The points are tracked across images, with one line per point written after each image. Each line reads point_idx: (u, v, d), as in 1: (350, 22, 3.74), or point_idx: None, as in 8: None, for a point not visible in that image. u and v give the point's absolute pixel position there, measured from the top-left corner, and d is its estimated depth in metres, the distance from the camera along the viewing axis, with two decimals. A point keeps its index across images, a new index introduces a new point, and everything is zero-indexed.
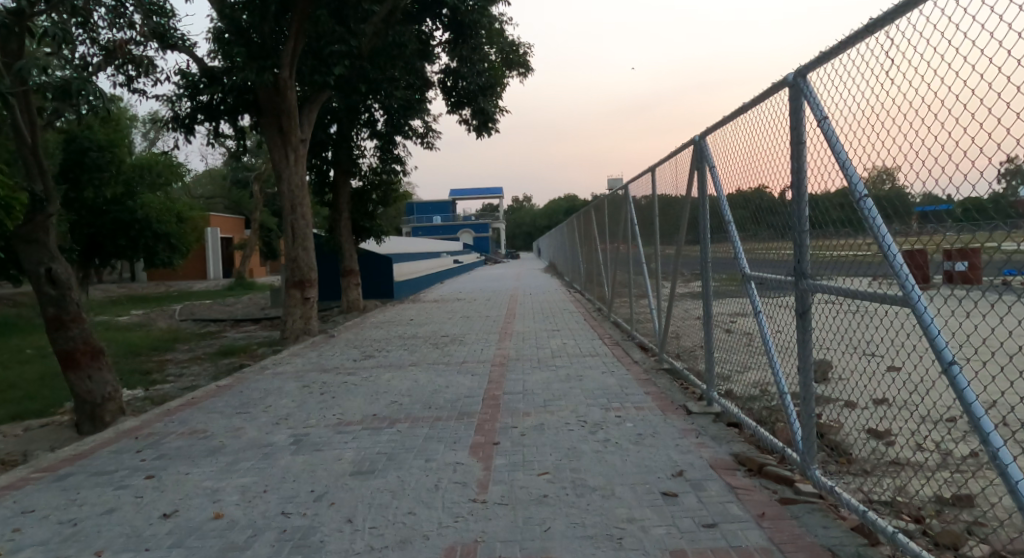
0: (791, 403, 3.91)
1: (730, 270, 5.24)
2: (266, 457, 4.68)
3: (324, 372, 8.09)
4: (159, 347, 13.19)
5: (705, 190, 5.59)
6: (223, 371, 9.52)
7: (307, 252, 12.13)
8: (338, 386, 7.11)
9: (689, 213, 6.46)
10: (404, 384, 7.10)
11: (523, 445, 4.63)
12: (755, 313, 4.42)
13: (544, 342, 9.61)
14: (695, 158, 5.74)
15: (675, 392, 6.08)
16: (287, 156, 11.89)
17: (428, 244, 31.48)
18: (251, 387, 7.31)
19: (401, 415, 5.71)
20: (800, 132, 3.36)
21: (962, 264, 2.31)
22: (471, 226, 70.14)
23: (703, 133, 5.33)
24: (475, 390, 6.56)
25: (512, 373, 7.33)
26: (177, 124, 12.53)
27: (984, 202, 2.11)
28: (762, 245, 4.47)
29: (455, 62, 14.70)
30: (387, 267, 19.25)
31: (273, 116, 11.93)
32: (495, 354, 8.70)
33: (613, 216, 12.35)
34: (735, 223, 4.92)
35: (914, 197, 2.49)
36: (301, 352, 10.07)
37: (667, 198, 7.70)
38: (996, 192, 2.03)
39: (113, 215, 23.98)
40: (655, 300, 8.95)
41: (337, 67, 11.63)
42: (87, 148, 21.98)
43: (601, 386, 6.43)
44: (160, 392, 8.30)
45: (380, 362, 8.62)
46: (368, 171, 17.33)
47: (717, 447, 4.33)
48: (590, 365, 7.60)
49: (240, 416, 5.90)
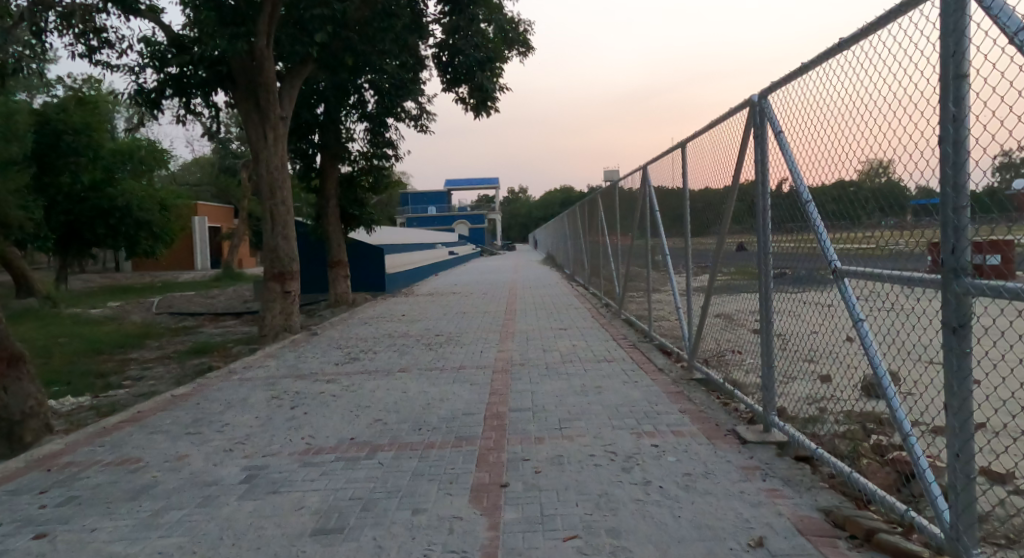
0: (919, 446, 2.73)
1: (797, 268, 4.12)
2: (204, 503, 3.60)
3: (300, 379, 7.00)
4: (127, 344, 12.06)
5: (765, 171, 4.33)
6: (187, 374, 8.42)
7: (287, 241, 11.02)
8: (312, 399, 6.03)
9: (735, 196, 5.24)
10: (391, 396, 6.04)
11: (539, 489, 3.59)
12: (853, 322, 3.20)
13: (551, 344, 8.55)
14: (746, 127, 4.53)
15: (717, 411, 5.00)
16: (264, 136, 10.72)
17: (423, 235, 30.33)
18: (211, 398, 6.22)
19: (384, 441, 4.62)
20: (964, 60, 2.21)
21: (996, 258, 2.15)
22: (467, 217, 68.92)
23: (764, 92, 4.15)
24: (473, 406, 5.52)
25: (518, 384, 6.24)
26: (143, 100, 11.27)
27: (981, 196, 2.19)
28: (853, 231, 3.25)
29: (451, 36, 13.57)
30: (377, 257, 18.14)
31: (248, 91, 10.72)
32: (496, 359, 7.62)
33: (622, 205, 11.22)
34: (815, 203, 3.69)
35: (911, 191, 2.69)
36: (278, 352, 8.98)
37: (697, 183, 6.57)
38: (992, 187, 2.10)
39: (92, 202, 22.72)
40: (680, 297, 7.82)
41: (318, 32, 10.46)
42: (61, 131, 20.54)
43: (625, 402, 5.38)
44: (110, 400, 7.19)
45: (365, 367, 7.53)
46: (358, 155, 16.18)
47: (798, 499, 3.28)
48: (606, 373, 6.52)
49: (187, 439, 4.81)
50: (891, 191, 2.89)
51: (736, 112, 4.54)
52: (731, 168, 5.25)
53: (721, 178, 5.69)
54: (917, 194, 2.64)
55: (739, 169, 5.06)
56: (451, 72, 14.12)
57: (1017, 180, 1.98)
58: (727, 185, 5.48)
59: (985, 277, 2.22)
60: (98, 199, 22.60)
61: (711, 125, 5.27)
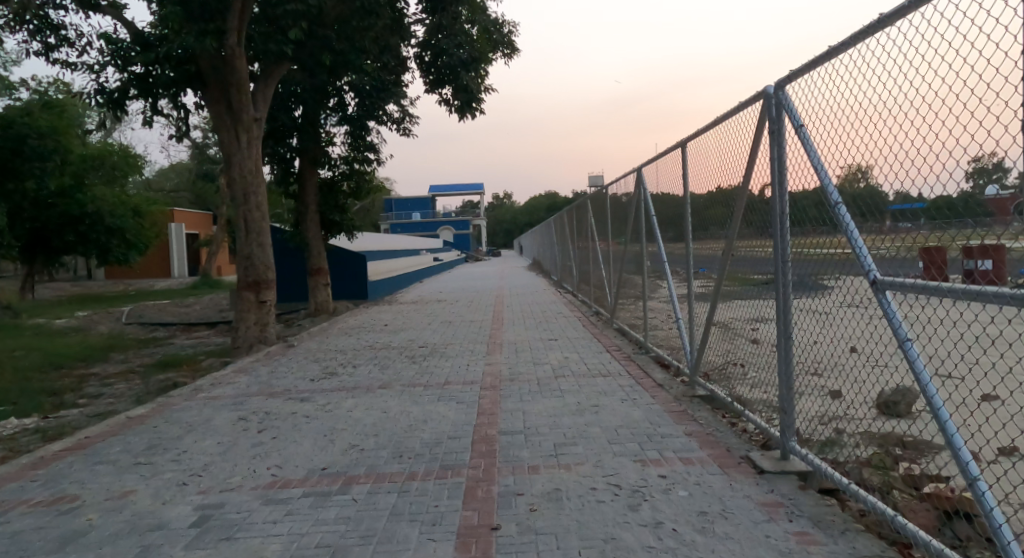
0: (989, 493, 2.26)
1: (818, 278, 3.69)
2: (144, 554, 3.09)
3: (270, 397, 6.47)
4: (90, 358, 11.40)
5: (783, 170, 3.87)
6: (151, 392, 7.86)
7: (262, 249, 10.48)
8: (283, 420, 5.52)
9: (744, 198, 4.78)
10: (370, 417, 5.54)
11: (536, 532, 3.13)
12: (898, 341, 2.75)
13: (541, 356, 8.10)
14: (760, 122, 4.09)
15: (728, 435, 4.58)
16: (238, 139, 10.19)
17: (407, 241, 29.77)
18: (170, 420, 5.68)
19: (359, 472, 4.13)
20: None
21: (985, 263, 2.25)
22: (452, 223, 68.20)
23: (782, 82, 3.72)
24: (460, 428, 5.05)
25: (507, 403, 5.77)
26: (105, 100, 10.67)
27: (955, 200, 2.35)
28: (895, 236, 2.81)
29: (434, 35, 13.17)
30: (360, 265, 17.60)
31: (220, 92, 10.21)
32: (483, 374, 7.12)
33: (613, 210, 10.82)
34: (845, 204, 3.21)
35: (888, 197, 2.81)
36: (250, 367, 8.43)
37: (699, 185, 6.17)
38: (966, 192, 2.27)
39: (60, 208, 22.13)
40: (678, 305, 7.40)
41: (294, 29, 9.96)
42: (26, 135, 19.11)
43: (625, 423, 4.95)
44: (62, 422, 6.61)
45: (342, 384, 7.01)
46: (338, 159, 15.63)
47: (834, 546, 2.85)
48: (602, 390, 6.08)
49: (137, 471, 4.29)
50: (865, 195, 3.03)
51: (749, 104, 4.10)
52: (740, 168, 4.82)
53: (728, 180, 5.27)
54: (901, 199, 2.70)
55: (750, 171, 4.61)
56: (435, 72, 13.67)
57: (988, 187, 2.17)
58: (734, 187, 5.04)
59: (976, 284, 2.33)
60: (68, 206, 21.97)
61: (718, 122, 4.83)
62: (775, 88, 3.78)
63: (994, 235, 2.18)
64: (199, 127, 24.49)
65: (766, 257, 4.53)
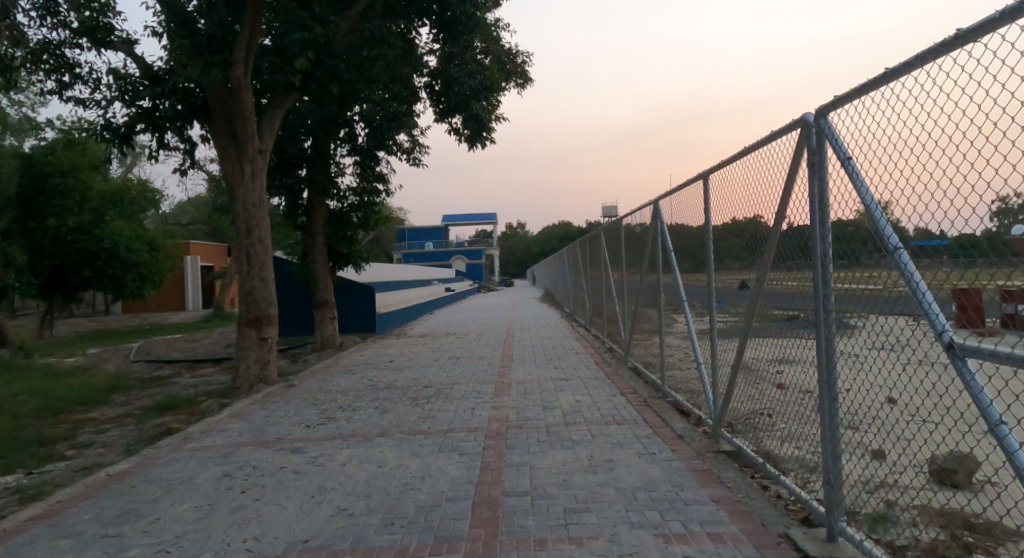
0: None
1: (868, 331, 3.20)
2: None
3: (262, 448, 6.04)
4: (89, 402, 11.06)
5: (824, 207, 3.39)
6: (142, 440, 7.46)
7: (265, 284, 10.16)
8: (271, 477, 5.08)
9: (777, 236, 4.32)
10: (364, 472, 5.08)
11: None
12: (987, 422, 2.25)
13: (552, 399, 7.62)
14: (797, 153, 3.66)
15: (762, 505, 4.06)
16: (241, 170, 9.94)
17: (418, 272, 29.51)
18: (152, 478, 5.26)
19: (343, 546, 3.66)
20: None
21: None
22: (465, 253, 68.02)
23: (824, 110, 3.31)
24: (461, 488, 4.57)
25: (513, 456, 5.27)
26: (112, 135, 10.48)
27: (982, 240, 2.17)
28: (955, 285, 2.38)
29: (445, 65, 12.99)
30: (368, 297, 17.28)
31: (223, 122, 9.96)
32: (489, 420, 6.63)
33: (628, 242, 10.40)
34: (906, 249, 2.68)
35: (909, 232, 2.63)
36: (246, 410, 8.02)
37: (722, 218, 5.74)
38: (991, 231, 2.10)
39: (77, 245, 22.06)
40: (698, 343, 6.85)
41: (299, 58, 9.80)
42: (48, 174, 19.66)
43: (645, 484, 4.45)
44: (43, 478, 6.22)
45: (340, 431, 6.57)
46: (346, 190, 15.41)
47: None
48: (618, 441, 5.58)
49: (101, 546, 3.85)
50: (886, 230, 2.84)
51: (783, 133, 3.69)
52: (771, 204, 4.38)
53: (758, 215, 4.83)
54: (922, 235, 2.51)
55: (783, 207, 4.17)
56: (445, 100, 13.46)
57: (1016, 227, 1.99)
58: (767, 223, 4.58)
59: (1016, 331, 2.05)
60: (86, 241, 21.92)
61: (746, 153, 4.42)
62: (814, 115, 3.35)
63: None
64: (213, 160, 24.58)
65: (803, 302, 4.04)
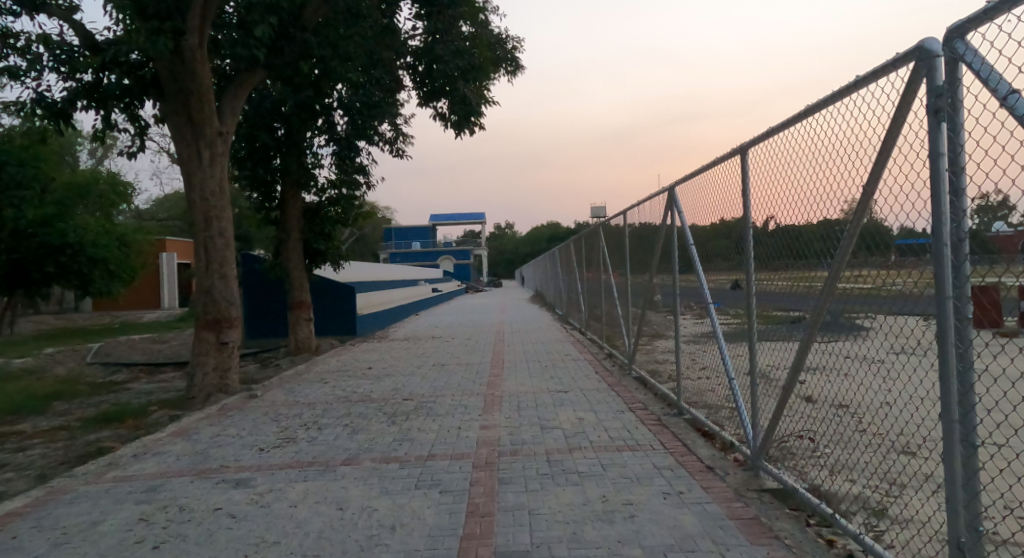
0: None
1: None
2: None
3: (198, 479, 4.98)
4: (27, 410, 9.89)
5: (959, 170, 2.30)
6: (66, 462, 6.35)
7: (225, 282, 9.03)
8: (199, 524, 4.01)
9: (852, 234, 3.16)
10: (318, 518, 4.02)
11: None
12: None
13: (548, 415, 6.63)
14: (905, 105, 2.65)
15: None
16: (199, 156, 8.82)
17: (403, 271, 28.36)
18: (49, 523, 4.17)
19: None
20: None
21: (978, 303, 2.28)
22: (453, 253, 66.61)
23: (960, 30, 2.25)
24: (439, 542, 3.54)
25: (507, 496, 4.24)
26: (46, 111, 9.31)
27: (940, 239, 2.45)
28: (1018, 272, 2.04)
29: (428, 41, 11.97)
30: (347, 298, 16.20)
31: (177, 99, 8.83)
32: (477, 444, 5.60)
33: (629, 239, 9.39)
34: (972, 238, 2.28)
35: (894, 232, 2.84)
36: (194, 427, 6.95)
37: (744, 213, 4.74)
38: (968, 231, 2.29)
39: (41, 238, 20.65)
40: (726, 347, 5.59)
41: (260, 24, 8.70)
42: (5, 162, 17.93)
43: (678, 542, 3.41)
44: None
45: (299, 456, 5.53)
46: (324, 183, 14.26)
47: None
48: (632, 474, 4.59)
49: None
50: (870, 229, 3.06)
51: (880, 72, 2.71)
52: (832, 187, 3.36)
53: (800, 205, 3.81)
54: (904, 234, 2.75)
55: (869, 193, 3.02)
56: (429, 83, 12.45)
57: (992, 225, 2.17)
58: (826, 220, 3.45)
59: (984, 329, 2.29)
60: (48, 234, 20.51)
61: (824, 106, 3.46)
62: (948, 37, 2.28)
63: (1003, 272, 2.11)
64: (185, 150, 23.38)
65: (887, 308, 2.95)
